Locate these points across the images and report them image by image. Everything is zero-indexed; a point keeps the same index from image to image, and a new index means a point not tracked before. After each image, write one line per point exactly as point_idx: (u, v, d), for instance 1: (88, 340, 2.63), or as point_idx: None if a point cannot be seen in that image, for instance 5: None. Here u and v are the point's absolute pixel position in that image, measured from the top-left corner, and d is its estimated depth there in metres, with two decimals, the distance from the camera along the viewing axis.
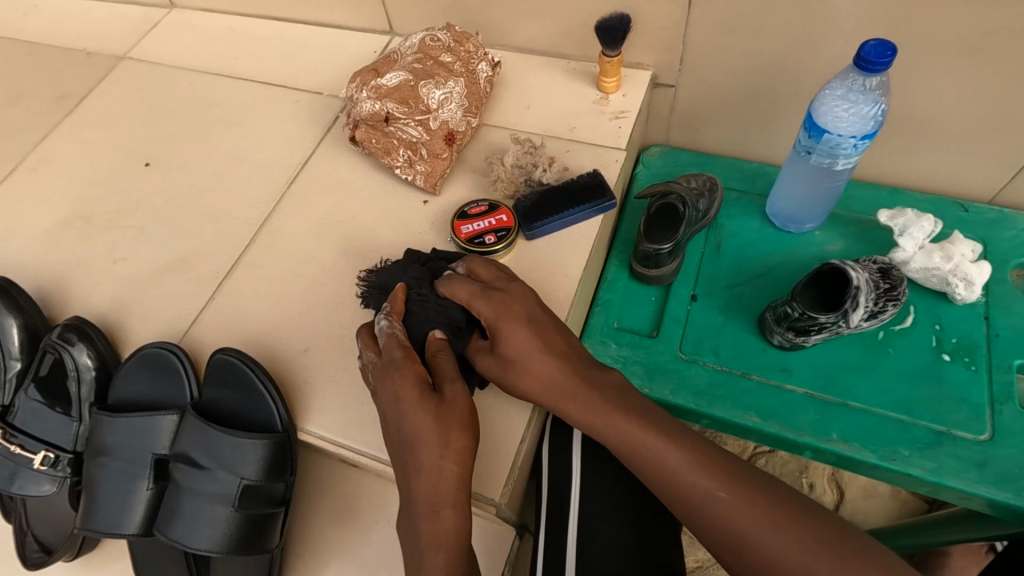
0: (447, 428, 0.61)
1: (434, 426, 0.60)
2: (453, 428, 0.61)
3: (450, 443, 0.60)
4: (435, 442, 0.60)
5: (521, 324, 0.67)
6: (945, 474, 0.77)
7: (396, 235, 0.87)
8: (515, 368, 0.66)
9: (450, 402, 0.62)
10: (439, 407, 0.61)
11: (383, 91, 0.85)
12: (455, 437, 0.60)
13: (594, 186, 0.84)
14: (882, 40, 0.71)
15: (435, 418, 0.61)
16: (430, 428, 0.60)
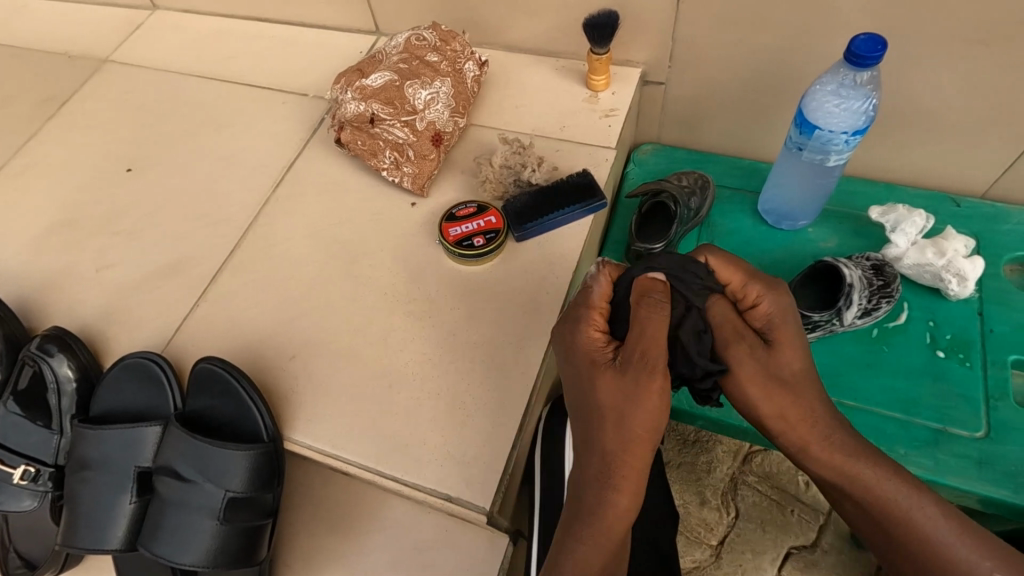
0: (646, 407, 0.55)
1: (646, 398, 0.55)
2: (642, 403, 0.55)
3: (650, 418, 0.56)
4: (650, 415, 0.55)
5: (795, 339, 0.61)
6: (945, 472, 0.76)
7: (384, 239, 0.85)
8: (756, 374, 0.59)
9: (652, 376, 0.55)
10: (633, 381, 0.56)
11: (367, 92, 0.83)
12: (644, 413, 0.56)
13: (584, 187, 0.83)
14: (872, 35, 0.70)
15: (618, 394, 0.56)
16: (632, 398, 0.56)
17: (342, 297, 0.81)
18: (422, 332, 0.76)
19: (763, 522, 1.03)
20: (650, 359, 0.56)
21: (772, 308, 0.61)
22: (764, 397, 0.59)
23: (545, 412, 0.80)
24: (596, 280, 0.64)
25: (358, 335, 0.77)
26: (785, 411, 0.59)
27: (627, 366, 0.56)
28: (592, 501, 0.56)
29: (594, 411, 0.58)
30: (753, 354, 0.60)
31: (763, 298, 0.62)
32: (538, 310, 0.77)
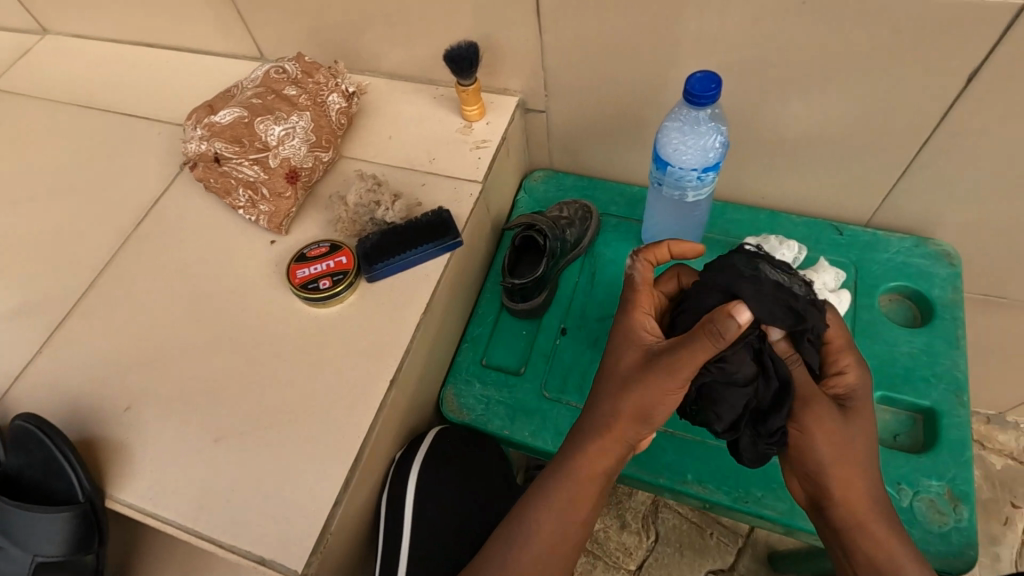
0: (667, 391, 0.65)
1: (666, 378, 0.65)
2: (653, 383, 0.65)
3: (653, 395, 0.66)
4: (652, 394, 0.66)
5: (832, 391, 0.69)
6: (797, 515, 0.76)
7: (238, 280, 0.84)
8: (832, 432, 0.65)
9: (673, 372, 0.64)
10: (652, 366, 0.66)
11: (214, 129, 0.82)
12: (650, 393, 0.66)
13: (439, 225, 0.81)
14: (707, 73, 0.68)
15: (663, 374, 0.65)
16: (642, 373, 0.67)
17: (190, 343, 0.80)
18: (263, 379, 0.75)
19: (679, 546, 1.25)
20: (692, 359, 0.63)
21: (851, 382, 0.70)
22: (834, 460, 0.65)
23: (397, 453, 0.80)
24: (638, 268, 0.75)
25: (199, 383, 0.76)
26: (838, 456, 0.65)
27: (668, 357, 0.64)
28: (556, 478, 0.70)
29: (620, 382, 0.69)
30: (830, 417, 0.66)
31: (853, 368, 0.70)
32: (380, 357, 0.74)
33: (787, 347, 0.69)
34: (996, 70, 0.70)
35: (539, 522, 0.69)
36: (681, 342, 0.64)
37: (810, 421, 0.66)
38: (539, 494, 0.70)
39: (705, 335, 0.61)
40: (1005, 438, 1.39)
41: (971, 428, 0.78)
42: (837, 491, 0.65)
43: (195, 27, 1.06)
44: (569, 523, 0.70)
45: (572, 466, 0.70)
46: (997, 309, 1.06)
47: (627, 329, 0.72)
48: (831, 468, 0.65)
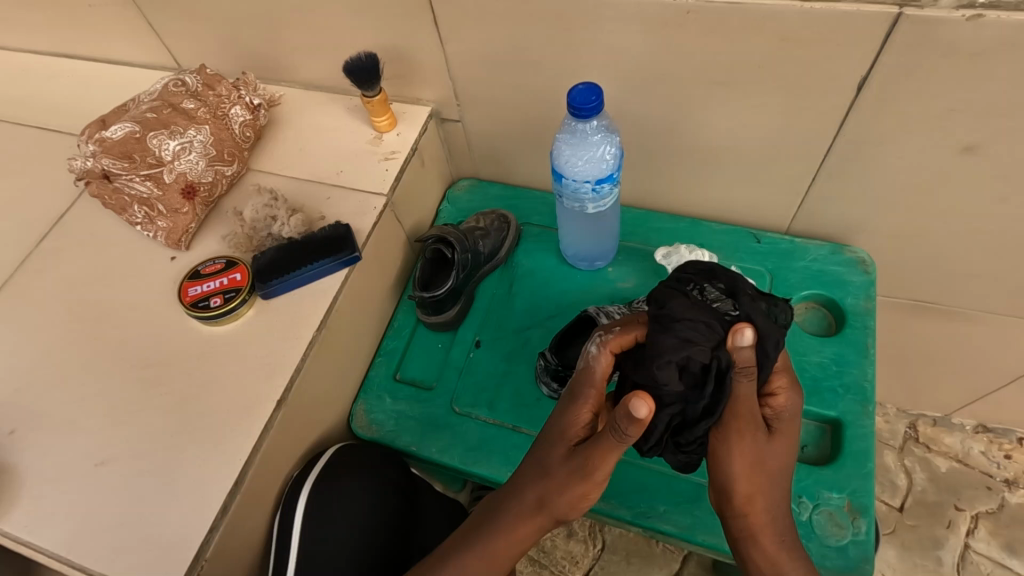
0: (584, 493, 0.61)
1: (579, 483, 0.61)
2: (569, 489, 0.61)
3: (567, 499, 0.62)
4: (566, 497, 0.62)
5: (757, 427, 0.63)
6: (698, 530, 0.75)
7: (136, 297, 0.83)
8: (752, 452, 0.61)
9: (589, 475, 0.60)
10: (570, 472, 0.61)
11: (106, 144, 0.83)
12: (567, 495, 0.61)
13: (336, 239, 0.82)
14: (590, 85, 0.68)
15: (578, 479, 0.61)
16: (562, 479, 0.62)
17: (80, 363, 0.78)
18: (155, 399, 0.75)
19: (627, 554, 1.17)
20: (596, 464, 0.59)
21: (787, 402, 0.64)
22: (743, 475, 0.61)
23: (293, 472, 0.79)
24: (596, 358, 0.65)
25: (89, 404, 0.75)
26: (751, 473, 0.62)
27: (584, 461, 0.60)
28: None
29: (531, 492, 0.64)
30: (751, 439, 0.61)
31: (785, 390, 0.64)
32: (270, 376, 0.75)
33: (752, 356, 0.59)
34: (887, 81, 0.68)
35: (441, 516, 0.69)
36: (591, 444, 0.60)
37: (733, 437, 0.61)
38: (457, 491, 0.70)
39: (609, 434, 0.57)
40: (949, 441, 1.27)
41: (874, 438, 0.78)
42: (739, 503, 0.63)
43: (111, 38, 1.04)
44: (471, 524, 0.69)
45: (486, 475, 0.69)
46: (933, 317, 1.01)
47: (559, 424, 0.64)
48: (739, 480, 0.62)
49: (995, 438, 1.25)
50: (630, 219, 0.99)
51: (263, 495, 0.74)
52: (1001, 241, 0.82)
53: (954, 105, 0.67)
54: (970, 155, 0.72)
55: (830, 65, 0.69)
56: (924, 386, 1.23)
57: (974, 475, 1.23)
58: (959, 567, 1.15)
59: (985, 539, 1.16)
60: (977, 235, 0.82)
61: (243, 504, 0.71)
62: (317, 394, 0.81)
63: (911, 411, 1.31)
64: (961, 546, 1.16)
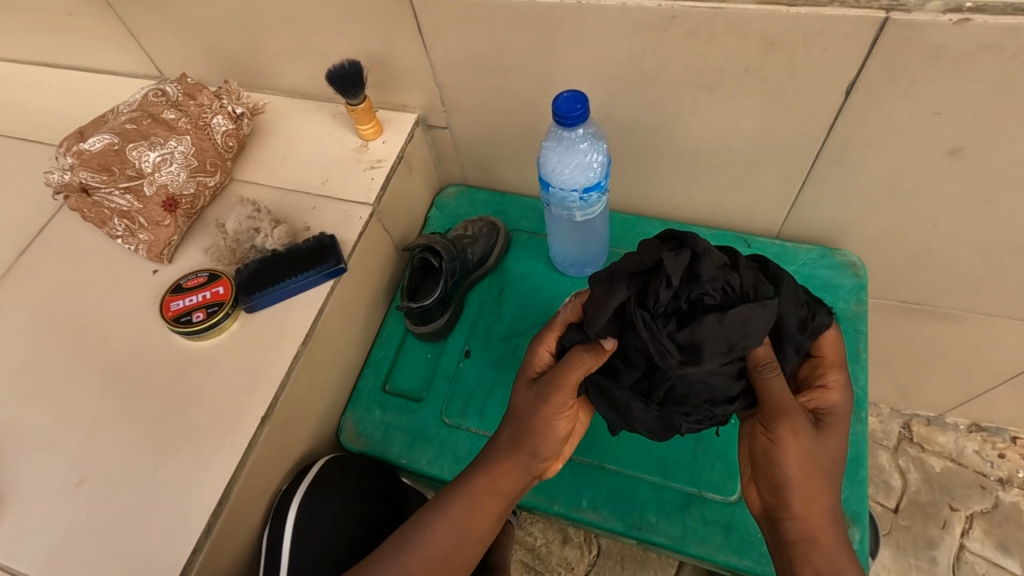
0: (550, 415, 0.66)
1: (541, 407, 0.66)
2: (538, 413, 0.66)
3: (533, 426, 0.67)
4: (538, 424, 0.66)
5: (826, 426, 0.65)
6: (689, 540, 0.74)
7: (117, 311, 0.82)
8: (806, 449, 0.61)
9: (547, 397, 0.66)
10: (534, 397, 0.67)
11: (83, 157, 0.81)
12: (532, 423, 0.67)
13: (320, 249, 0.81)
14: (574, 93, 0.67)
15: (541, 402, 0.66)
16: (530, 407, 0.67)
17: (60, 380, 0.77)
18: (138, 416, 0.74)
19: (622, 558, 1.16)
20: (557, 385, 0.65)
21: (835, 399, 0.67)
22: (800, 476, 0.61)
23: (282, 485, 0.78)
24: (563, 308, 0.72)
25: (68, 423, 0.74)
26: (807, 475, 0.62)
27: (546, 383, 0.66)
28: (459, 497, 0.68)
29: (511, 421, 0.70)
30: (802, 434, 0.61)
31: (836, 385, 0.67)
32: (255, 390, 0.74)
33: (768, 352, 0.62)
34: (874, 83, 0.67)
35: (429, 540, 0.67)
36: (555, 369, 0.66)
37: (785, 435, 0.61)
38: (436, 511, 0.68)
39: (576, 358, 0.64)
40: (942, 440, 1.27)
41: (866, 445, 0.78)
42: (799, 503, 0.62)
43: (91, 46, 1.02)
44: (462, 546, 0.68)
45: (477, 490, 0.69)
46: (923, 319, 1.01)
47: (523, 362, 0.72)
48: (795, 481, 0.61)
49: (989, 436, 1.25)
50: (619, 224, 0.98)
51: (248, 513, 0.72)
52: (989, 243, 0.81)
53: (939, 108, 0.67)
54: (956, 158, 0.72)
55: (816, 69, 0.68)
56: (916, 386, 1.23)
57: (968, 474, 1.22)
58: (954, 567, 1.14)
59: (979, 539, 1.16)
60: (965, 237, 0.82)
61: (227, 523, 0.69)
62: (304, 407, 0.79)
63: (905, 411, 1.30)
64: (956, 546, 1.16)
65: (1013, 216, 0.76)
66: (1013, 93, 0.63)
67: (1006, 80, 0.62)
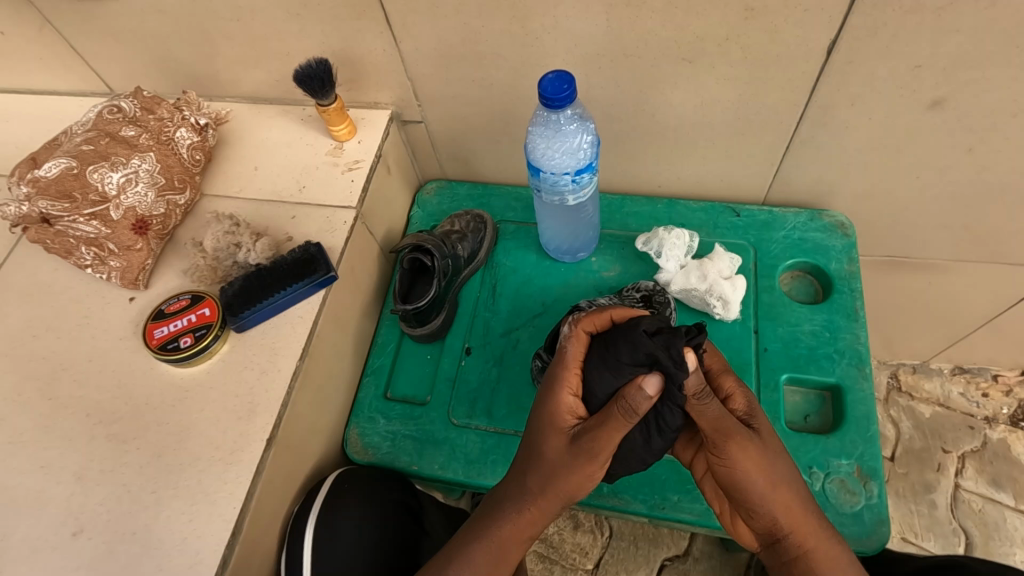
0: (587, 475, 0.60)
1: (585, 464, 0.59)
2: (625, 422, 0.57)
3: (570, 478, 0.60)
4: (578, 475, 0.59)
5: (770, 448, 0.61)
6: (715, 514, 0.74)
7: (95, 346, 0.77)
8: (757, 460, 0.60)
9: (593, 457, 0.58)
10: (575, 453, 0.59)
11: (40, 184, 0.76)
12: (607, 436, 0.58)
13: (307, 260, 0.78)
14: (559, 75, 0.65)
15: (624, 418, 0.57)
16: (565, 460, 0.60)
17: (40, 425, 0.72)
18: (132, 454, 0.70)
19: (634, 538, 1.16)
20: (604, 441, 0.58)
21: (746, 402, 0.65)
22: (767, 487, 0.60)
23: (294, 508, 0.75)
24: (571, 341, 0.66)
25: (57, 470, 0.69)
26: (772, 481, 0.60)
27: (627, 397, 0.57)
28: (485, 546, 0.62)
29: (589, 446, 0.58)
30: (752, 446, 0.60)
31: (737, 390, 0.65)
32: (256, 413, 0.71)
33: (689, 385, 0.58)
34: (857, 41, 0.67)
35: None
36: (596, 423, 0.58)
37: (739, 455, 0.59)
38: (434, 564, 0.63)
39: (615, 416, 0.57)
40: (929, 386, 1.30)
41: (874, 401, 0.79)
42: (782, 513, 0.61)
43: (31, 68, 0.96)
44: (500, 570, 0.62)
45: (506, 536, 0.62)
46: (905, 272, 1.03)
47: (546, 408, 0.63)
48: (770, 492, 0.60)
49: (972, 378, 1.29)
50: (606, 206, 0.97)
51: (261, 543, 0.69)
52: (969, 190, 0.83)
53: (920, 61, 0.67)
54: (937, 111, 0.72)
55: (800, 31, 0.67)
56: (901, 337, 1.26)
57: (956, 417, 1.26)
58: (952, 507, 1.18)
59: (973, 477, 1.20)
60: (946, 186, 0.83)
61: (243, 555, 0.66)
62: (307, 426, 0.76)
63: (892, 361, 1.34)
64: (952, 487, 1.19)
65: (993, 162, 0.77)
66: (990, 41, 0.64)
67: (985, 27, 0.62)
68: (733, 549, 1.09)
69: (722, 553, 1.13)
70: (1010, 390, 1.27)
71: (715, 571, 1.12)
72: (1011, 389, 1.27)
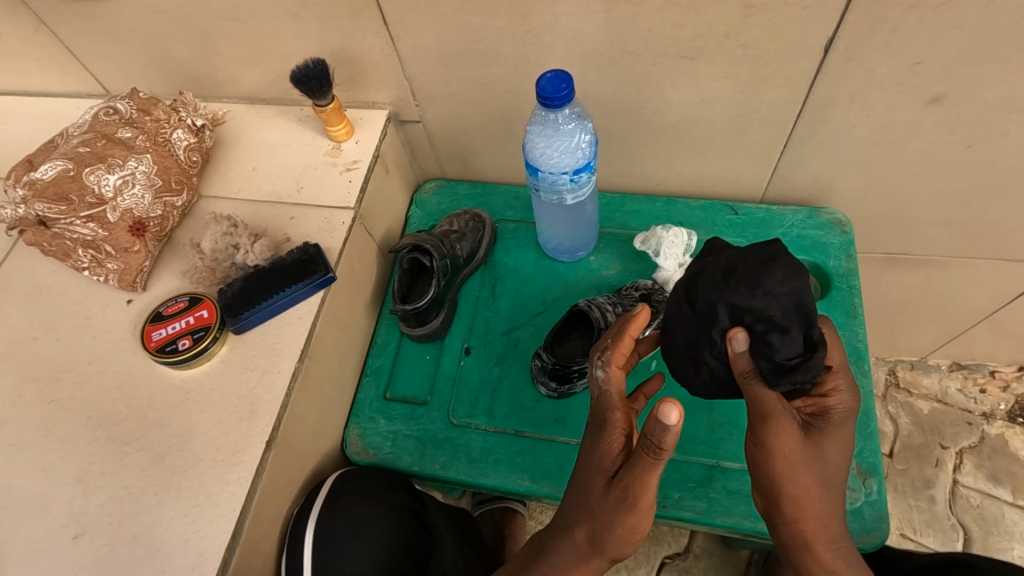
0: (638, 521, 0.56)
1: (627, 510, 0.56)
2: (655, 461, 0.53)
3: (617, 524, 0.57)
4: (625, 523, 0.56)
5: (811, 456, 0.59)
6: (715, 513, 0.75)
7: (94, 348, 0.77)
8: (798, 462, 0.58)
9: (636, 504, 0.55)
10: (618, 499, 0.56)
11: (37, 186, 0.76)
12: (644, 478, 0.54)
13: (306, 261, 0.78)
14: (557, 74, 0.65)
15: (652, 456, 0.53)
16: (607, 504, 0.57)
17: (39, 428, 0.72)
18: (132, 456, 0.70)
19: None
20: (644, 482, 0.54)
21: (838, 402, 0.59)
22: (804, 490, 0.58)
23: (294, 509, 0.75)
24: (607, 381, 0.61)
25: (56, 473, 0.69)
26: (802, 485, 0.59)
27: (649, 432, 0.52)
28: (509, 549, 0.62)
29: (626, 493, 0.55)
30: (796, 442, 0.57)
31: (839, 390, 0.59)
32: (256, 415, 0.71)
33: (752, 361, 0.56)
34: (855, 39, 0.67)
35: None
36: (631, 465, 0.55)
37: (779, 452, 0.57)
38: None
39: (648, 454, 0.53)
40: (928, 382, 1.31)
41: (873, 398, 0.79)
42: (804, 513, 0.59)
43: (27, 70, 0.95)
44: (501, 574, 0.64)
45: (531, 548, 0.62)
46: (903, 268, 1.03)
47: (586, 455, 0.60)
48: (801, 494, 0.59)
49: (970, 373, 1.30)
50: (605, 204, 0.97)
51: (262, 544, 0.69)
52: (967, 186, 0.83)
53: (919, 58, 0.67)
54: (936, 107, 0.73)
55: (798, 28, 0.67)
56: (899, 333, 1.26)
57: (955, 412, 1.26)
58: (951, 503, 1.18)
59: (972, 472, 1.20)
60: (944, 182, 0.83)
61: (244, 556, 0.66)
62: (307, 427, 0.76)
63: (890, 357, 1.34)
64: (951, 482, 1.20)
65: (991, 157, 0.77)
66: (987, 37, 0.64)
67: (984, 23, 0.62)
68: (734, 546, 1.09)
69: (722, 550, 1.14)
70: (1007, 385, 1.28)
71: (715, 568, 1.12)
72: (1008, 384, 1.28)
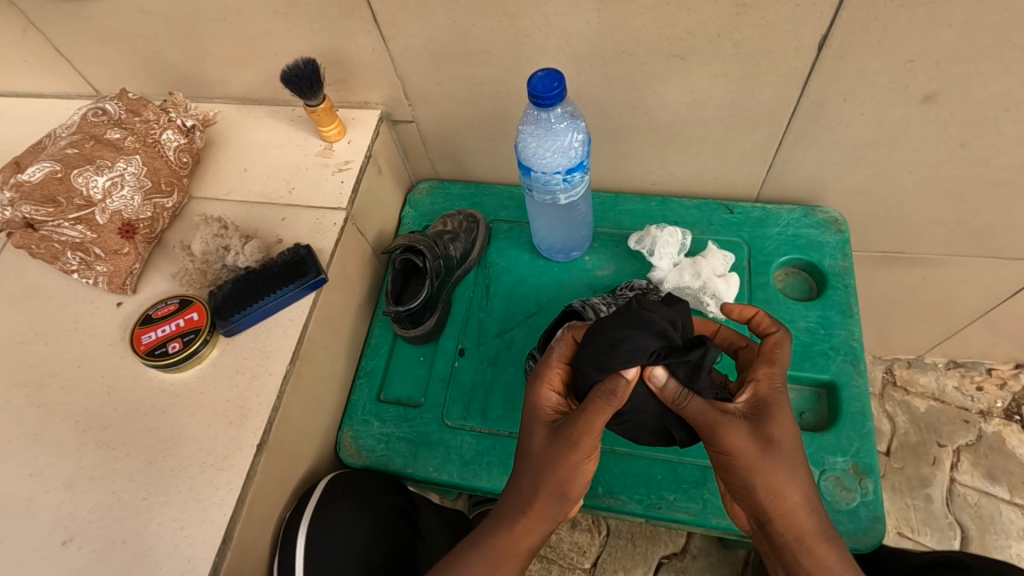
0: (575, 465, 0.59)
1: (567, 454, 0.58)
2: (603, 406, 0.57)
3: (556, 471, 0.59)
4: (564, 469, 0.59)
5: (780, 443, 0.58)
6: (710, 514, 0.74)
7: (83, 352, 0.76)
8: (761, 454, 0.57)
9: (575, 446, 0.58)
10: (557, 442, 0.59)
11: (24, 189, 0.76)
12: (587, 421, 0.57)
13: (297, 263, 0.77)
14: (548, 73, 0.65)
15: (603, 400, 0.57)
16: (545, 453, 0.60)
17: (27, 433, 0.71)
18: (122, 460, 0.69)
19: (632, 536, 1.16)
20: (585, 427, 0.57)
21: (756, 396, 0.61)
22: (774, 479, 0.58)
23: (287, 513, 0.74)
24: (557, 340, 0.67)
25: (45, 478, 0.68)
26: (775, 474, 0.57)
27: (606, 379, 0.58)
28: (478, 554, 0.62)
29: (570, 432, 0.58)
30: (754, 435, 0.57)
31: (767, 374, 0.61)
32: (247, 418, 0.70)
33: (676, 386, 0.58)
34: (848, 37, 0.66)
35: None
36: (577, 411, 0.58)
37: (740, 449, 0.57)
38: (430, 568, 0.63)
39: (596, 400, 0.57)
40: (925, 380, 1.30)
41: (869, 398, 0.79)
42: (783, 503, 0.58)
43: (16, 71, 0.94)
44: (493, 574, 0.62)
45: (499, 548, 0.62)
46: (898, 266, 1.03)
47: (531, 408, 0.64)
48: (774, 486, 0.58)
49: (966, 371, 1.29)
50: (599, 204, 0.96)
51: (253, 548, 0.68)
52: (962, 185, 0.82)
53: (912, 56, 0.67)
54: (930, 105, 0.72)
55: (791, 27, 0.67)
56: (895, 332, 1.26)
57: (951, 410, 1.26)
58: (948, 501, 1.18)
59: (968, 471, 1.20)
60: (939, 180, 0.83)
61: (235, 560, 0.65)
62: (299, 430, 0.76)
63: (886, 356, 1.34)
64: (948, 480, 1.19)
65: (986, 155, 0.77)
66: (981, 35, 0.63)
67: (978, 21, 0.62)
68: (732, 547, 1.09)
69: (719, 550, 1.13)
70: (1004, 383, 1.27)
71: (712, 568, 1.12)
72: (1005, 382, 1.27)
